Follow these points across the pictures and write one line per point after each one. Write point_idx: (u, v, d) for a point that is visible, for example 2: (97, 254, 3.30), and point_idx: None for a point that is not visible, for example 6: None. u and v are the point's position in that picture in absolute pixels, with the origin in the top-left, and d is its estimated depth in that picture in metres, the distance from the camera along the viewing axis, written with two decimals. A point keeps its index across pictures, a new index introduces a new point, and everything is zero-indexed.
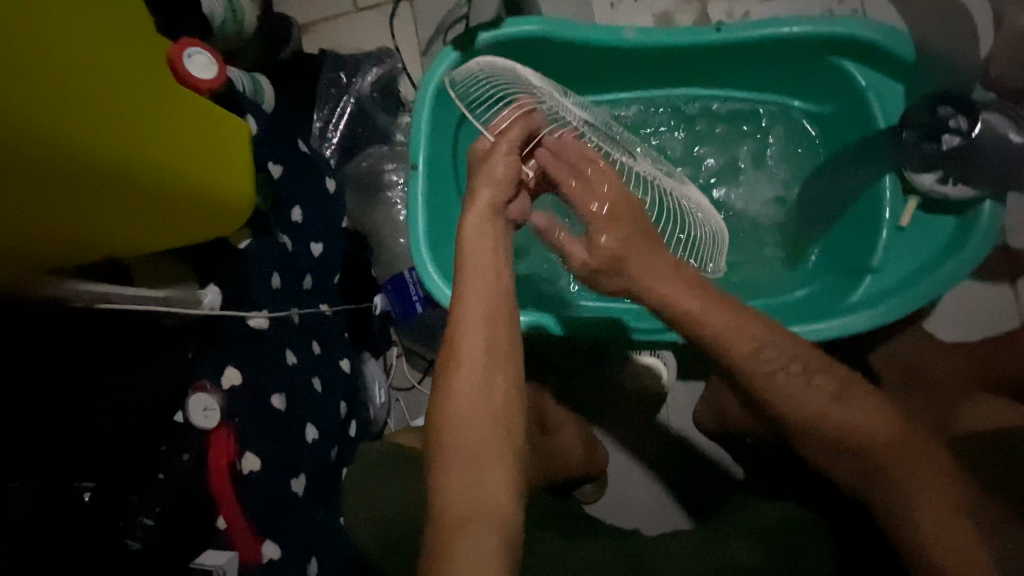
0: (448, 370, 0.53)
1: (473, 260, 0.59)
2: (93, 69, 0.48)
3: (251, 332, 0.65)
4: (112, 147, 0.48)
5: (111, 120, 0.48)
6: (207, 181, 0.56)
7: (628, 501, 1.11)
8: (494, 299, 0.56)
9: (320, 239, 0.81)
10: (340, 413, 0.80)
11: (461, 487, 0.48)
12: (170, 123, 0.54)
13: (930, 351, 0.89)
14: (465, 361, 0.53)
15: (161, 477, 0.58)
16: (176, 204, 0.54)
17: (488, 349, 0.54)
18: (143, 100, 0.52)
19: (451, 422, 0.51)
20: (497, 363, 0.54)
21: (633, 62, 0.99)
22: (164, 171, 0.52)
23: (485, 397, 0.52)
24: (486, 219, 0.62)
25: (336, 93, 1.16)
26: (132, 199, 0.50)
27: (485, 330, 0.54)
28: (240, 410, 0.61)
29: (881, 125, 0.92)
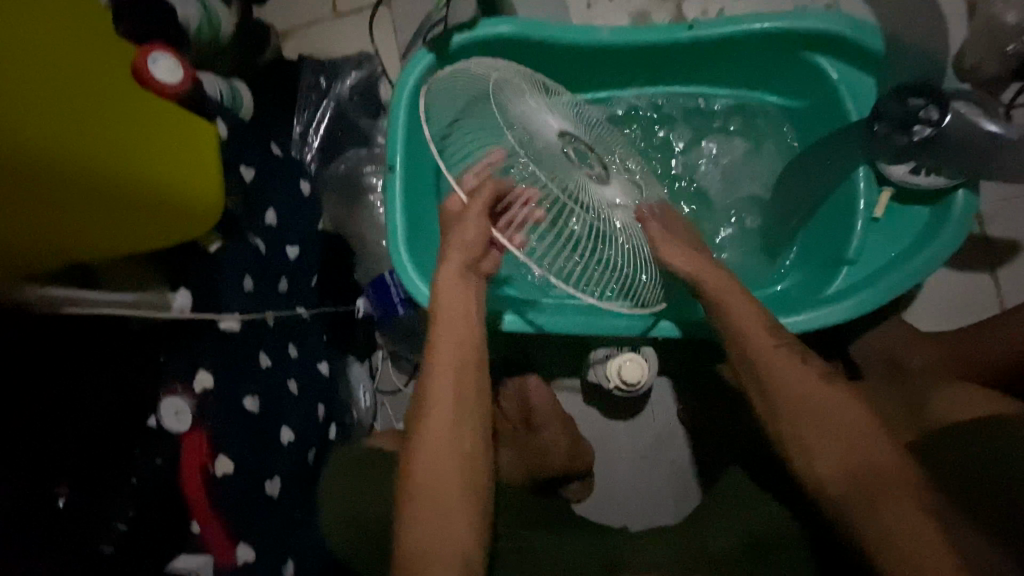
0: (418, 421, 0.57)
1: (446, 310, 0.62)
2: (53, 74, 0.48)
3: (222, 335, 0.66)
4: (80, 150, 0.47)
5: (75, 124, 0.48)
6: (176, 184, 0.56)
7: (615, 499, 1.11)
8: (464, 355, 0.60)
9: (296, 242, 0.81)
10: (317, 415, 0.80)
11: (423, 533, 0.52)
12: (135, 127, 0.54)
13: (908, 341, 0.90)
14: (432, 415, 0.57)
15: (134, 481, 0.56)
16: (147, 206, 0.54)
17: (456, 406, 0.57)
18: (106, 104, 0.52)
19: (422, 469, 0.55)
20: (464, 412, 0.58)
21: (608, 61, 1.00)
22: (132, 174, 0.52)
23: (452, 449, 0.56)
24: (460, 272, 0.63)
25: (316, 97, 1.17)
26: (102, 202, 0.50)
27: (454, 382, 0.58)
28: (212, 414, 0.63)
29: (853, 118, 0.93)
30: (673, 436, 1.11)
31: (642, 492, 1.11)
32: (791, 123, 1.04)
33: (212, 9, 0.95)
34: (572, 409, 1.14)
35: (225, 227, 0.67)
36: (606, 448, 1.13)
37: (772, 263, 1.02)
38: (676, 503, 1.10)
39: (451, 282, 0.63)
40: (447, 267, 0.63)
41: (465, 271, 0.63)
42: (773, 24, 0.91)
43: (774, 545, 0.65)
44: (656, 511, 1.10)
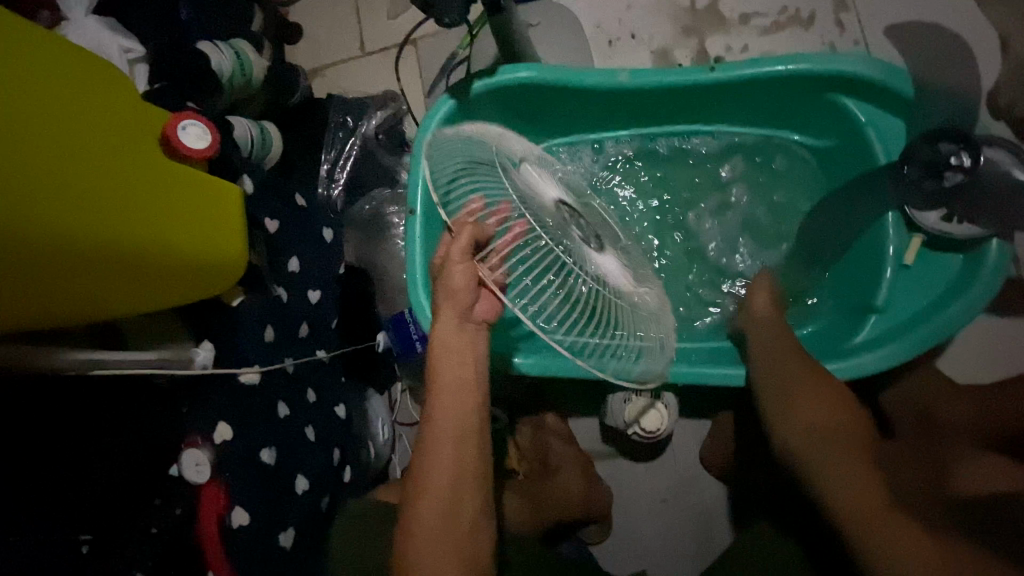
0: (414, 498, 0.56)
1: (450, 362, 0.59)
2: (88, 153, 0.51)
3: (242, 388, 0.67)
4: (107, 225, 0.50)
5: (104, 199, 0.51)
6: (194, 247, 0.59)
7: (634, 545, 1.09)
8: (461, 419, 0.58)
9: (318, 287, 0.84)
10: (333, 460, 0.82)
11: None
12: (161, 195, 0.57)
13: (943, 394, 0.85)
14: (429, 489, 0.56)
15: (153, 532, 0.59)
16: (166, 271, 0.56)
17: (453, 475, 0.56)
18: (135, 175, 0.55)
19: (422, 547, 0.54)
20: (463, 488, 0.57)
21: (627, 103, 1.00)
22: (153, 242, 0.55)
23: (450, 525, 0.55)
24: (454, 327, 0.59)
25: (343, 136, 1.20)
26: (126, 270, 0.52)
27: (454, 453, 0.57)
28: (230, 465, 0.63)
29: (881, 161, 0.90)
30: (695, 481, 1.09)
31: (661, 537, 1.08)
32: (818, 161, 1.01)
33: (246, 57, 0.99)
34: (591, 448, 1.13)
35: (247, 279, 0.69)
36: (625, 492, 1.10)
37: (796, 307, 0.98)
38: (697, 552, 1.07)
39: (448, 336, 0.59)
40: (443, 320, 0.59)
41: (466, 323, 0.59)
42: (797, 66, 0.89)
43: None
44: (677, 561, 1.07)
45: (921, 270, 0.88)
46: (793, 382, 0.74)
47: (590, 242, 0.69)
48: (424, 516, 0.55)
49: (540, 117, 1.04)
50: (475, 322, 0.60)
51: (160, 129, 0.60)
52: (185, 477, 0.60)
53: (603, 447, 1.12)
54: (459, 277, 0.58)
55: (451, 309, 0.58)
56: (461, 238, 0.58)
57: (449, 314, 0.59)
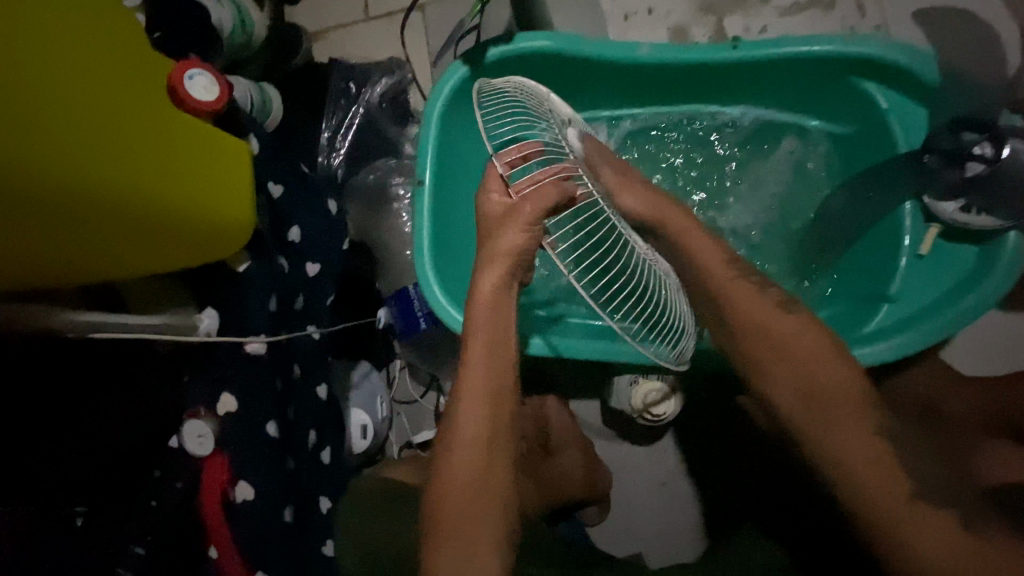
0: (445, 454, 0.56)
1: (487, 325, 0.60)
2: (96, 94, 0.47)
3: (248, 358, 0.61)
4: (113, 174, 0.47)
5: (110, 146, 0.47)
6: (202, 204, 0.55)
7: (630, 527, 1.09)
8: (497, 379, 0.58)
9: (317, 260, 0.80)
10: (310, 443, 0.75)
11: (436, 564, 0.51)
12: (170, 146, 0.53)
13: (950, 386, 0.84)
14: (460, 448, 0.55)
15: (154, 504, 0.58)
16: (173, 227, 0.53)
17: (486, 432, 0.56)
18: (143, 122, 0.51)
19: (450, 499, 0.53)
20: (496, 449, 0.56)
21: (645, 78, 0.97)
22: (161, 195, 0.51)
23: (481, 486, 0.54)
24: (498, 289, 0.60)
25: (345, 103, 1.14)
26: (131, 224, 0.49)
27: (487, 413, 0.57)
28: (235, 438, 0.59)
29: (902, 148, 0.89)
30: (694, 465, 1.08)
31: (657, 521, 1.08)
32: (837, 147, 0.99)
33: (246, 13, 0.94)
34: (591, 431, 1.12)
35: (251, 246, 0.65)
36: (622, 474, 1.10)
37: (807, 293, 0.98)
38: (692, 536, 1.07)
39: (486, 299, 0.60)
40: (483, 280, 0.61)
41: (505, 283, 0.61)
42: (822, 46, 0.87)
43: None
44: (673, 546, 1.07)
45: (936, 261, 0.87)
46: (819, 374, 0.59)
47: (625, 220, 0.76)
48: (456, 479, 0.54)
49: (556, 90, 1.00)
50: (511, 284, 0.62)
51: (165, 79, 0.56)
52: (187, 449, 0.58)
53: (603, 429, 1.11)
54: (518, 242, 0.60)
55: (493, 268, 0.60)
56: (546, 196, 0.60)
57: (489, 276, 0.61)
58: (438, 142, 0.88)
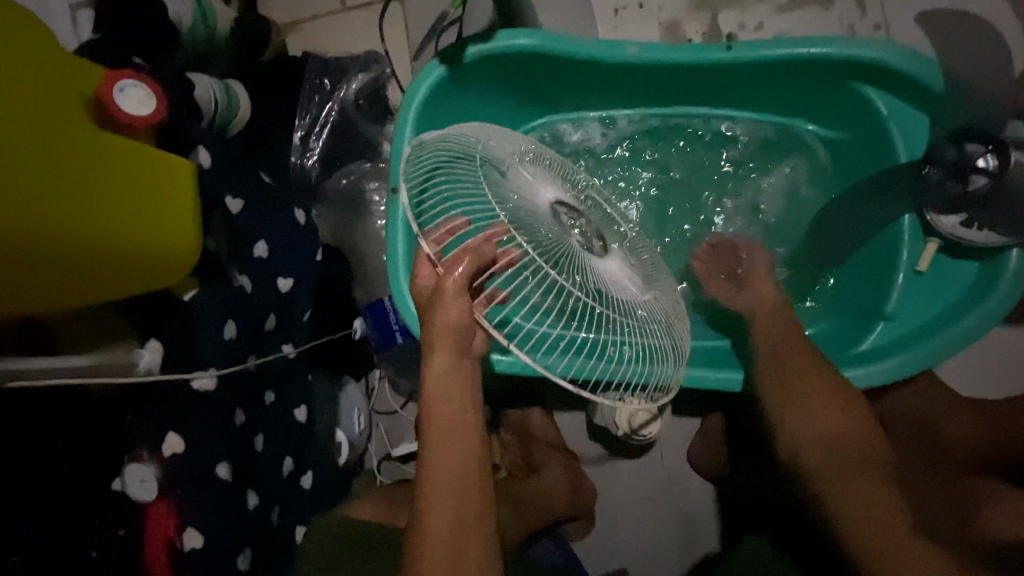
0: (413, 548, 0.49)
1: (440, 406, 0.52)
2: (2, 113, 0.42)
3: (195, 395, 0.57)
4: (23, 204, 0.42)
5: (18, 172, 0.42)
6: (138, 231, 0.50)
7: (616, 542, 1.06)
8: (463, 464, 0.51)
9: (291, 275, 0.75)
10: (284, 471, 0.71)
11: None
12: (97, 168, 0.48)
13: (946, 408, 0.81)
14: (428, 541, 0.48)
15: (94, 555, 0.53)
16: (103, 259, 0.48)
17: (454, 523, 0.49)
18: (61, 142, 0.46)
19: None
20: (464, 542, 0.49)
21: (635, 79, 0.91)
22: (86, 225, 0.46)
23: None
24: (452, 359, 0.53)
25: (319, 99, 1.08)
26: (52, 260, 0.44)
27: (454, 503, 0.50)
28: (184, 480, 0.55)
29: (902, 159, 0.85)
30: (679, 480, 1.05)
31: (642, 536, 1.05)
32: (833, 154, 0.95)
33: (208, 5, 0.87)
34: (576, 444, 1.08)
35: (204, 270, 0.60)
36: (608, 489, 1.07)
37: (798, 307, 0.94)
38: (677, 551, 1.04)
39: (443, 373, 0.53)
40: (438, 352, 0.52)
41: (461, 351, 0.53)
42: (821, 49, 0.82)
43: None
44: (658, 561, 1.04)
45: (934, 278, 0.83)
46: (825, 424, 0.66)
47: (592, 246, 0.62)
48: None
49: (541, 90, 0.95)
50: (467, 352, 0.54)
51: (92, 89, 0.50)
52: (130, 493, 0.53)
53: (589, 444, 1.08)
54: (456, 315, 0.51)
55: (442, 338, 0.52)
56: (462, 268, 0.50)
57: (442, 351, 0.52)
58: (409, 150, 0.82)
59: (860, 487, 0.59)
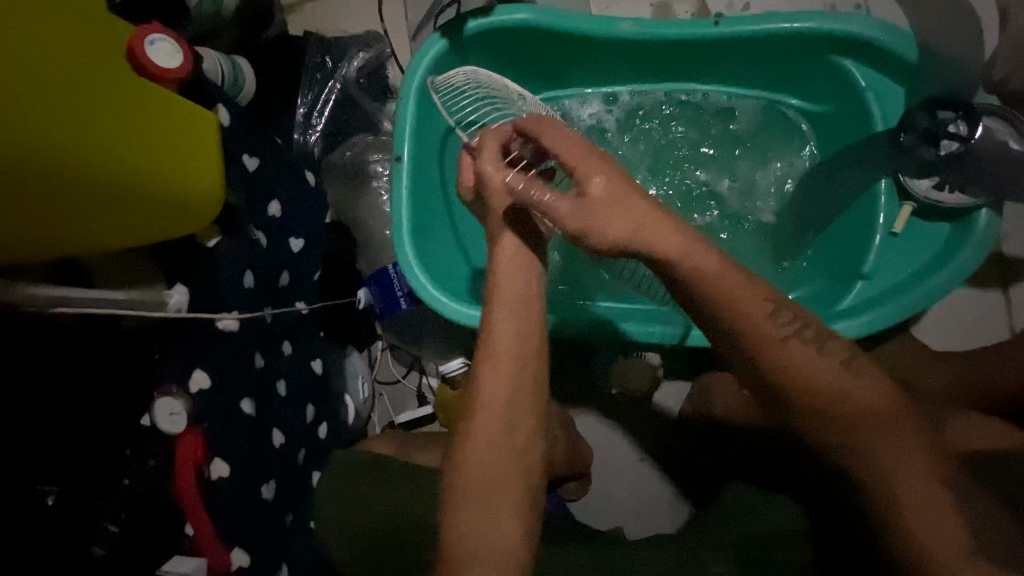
0: (470, 411, 0.53)
1: (505, 280, 0.57)
2: (46, 61, 0.46)
3: (218, 334, 0.62)
4: (69, 143, 0.45)
5: (64, 113, 0.46)
6: (167, 177, 0.54)
7: (610, 501, 1.10)
8: (523, 339, 0.54)
9: (302, 235, 0.79)
10: (308, 417, 0.77)
11: (461, 533, 0.49)
12: (130, 117, 0.51)
13: (922, 361, 0.86)
14: (484, 404, 0.52)
15: (125, 482, 0.57)
16: (137, 201, 0.51)
17: (510, 390, 0.53)
18: (97, 91, 0.49)
19: (473, 459, 0.51)
20: (517, 407, 0.53)
21: (627, 54, 0.96)
22: (123, 167, 0.50)
23: (507, 442, 0.51)
24: (519, 242, 0.58)
25: (321, 76, 1.12)
26: (94, 198, 0.48)
27: (512, 371, 0.53)
28: (211, 414, 0.59)
29: (879, 127, 0.90)
30: (671, 440, 1.10)
31: (635, 495, 1.10)
32: (814, 126, 1.00)
33: None
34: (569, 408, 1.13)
35: (225, 220, 0.64)
36: (605, 450, 1.12)
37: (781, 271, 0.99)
38: (669, 509, 1.09)
39: (512, 257, 0.58)
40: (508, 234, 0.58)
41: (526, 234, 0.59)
42: (802, 24, 0.87)
43: None
44: (651, 518, 1.09)
45: (909, 238, 0.88)
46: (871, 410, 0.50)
47: None
48: (487, 431, 0.51)
49: (541, 64, 0.98)
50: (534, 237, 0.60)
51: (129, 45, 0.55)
52: (159, 427, 0.57)
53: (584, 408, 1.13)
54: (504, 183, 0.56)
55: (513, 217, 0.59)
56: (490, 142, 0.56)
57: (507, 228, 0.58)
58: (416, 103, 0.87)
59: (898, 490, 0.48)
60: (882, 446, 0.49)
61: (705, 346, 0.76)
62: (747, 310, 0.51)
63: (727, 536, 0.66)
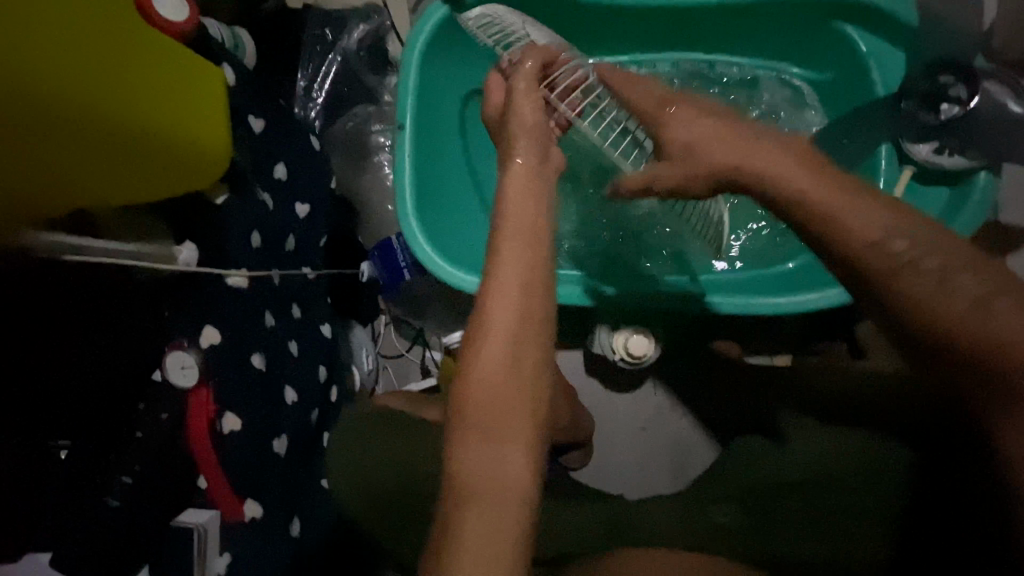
0: (474, 340, 0.48)
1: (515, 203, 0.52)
2: (67, 10, 0.47)
3: (230, 290, 0.63)
4: (85, 92, 0.47)
5: (81, 62, 0.47)
6: (179, 129, 0.55)
7: (614, 469, 1.09)
8: (533, 267, 0.49)
9: (307, 201, 0.80)
10: (319, 377, 0.79)
11: (466, 464, 0.44)
12: (140, 69, 0.53)
13: None
14: (490, 330, 0.47)
15: (138, 435, 0.57)
16: (152, 153, 0.53)
17: (519, 315, 0.48)
18: (111, 41, 0.50)
19: (476, 390, 0.46)
20: (527, 334, 0.47)
21: (629, 22, 0.96)
22: (138, 118, 0.51)
23: (514, 371, 0.46)
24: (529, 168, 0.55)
25: (320, 49, 1.10)
26: (109, 148, 0.50)
27: (521, 294, 0.48)
28: (219, 371, 0.60)
29: (880, 93, 0.90)
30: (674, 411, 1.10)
31: (639, 465, 1.09)
32: (815, 95, 1.00)
33: None
34: (568, 370, 1.10)
35: (231, 178, 0.64)
36: (606, 423, 1.09)
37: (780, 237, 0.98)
38: (671, 476, 1.07)
39: (521, 181, 0.54)
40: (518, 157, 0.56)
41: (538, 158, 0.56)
42: None
43: (769, 508, 0.66)
44: (652, 483, 1.08)
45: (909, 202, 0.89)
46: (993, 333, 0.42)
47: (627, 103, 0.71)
48: (493, 359, 0.46)
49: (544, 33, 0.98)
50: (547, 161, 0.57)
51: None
52: (171, 380, 0.57)
53: (587, 381, 1.10)
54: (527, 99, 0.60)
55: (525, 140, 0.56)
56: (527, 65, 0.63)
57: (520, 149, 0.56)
58: (424, 63, 0.87)
59: (995, 431, 0.44)
60: (972, 387, 0.43)
61: (732, 310, 0.78)
62: (833, 234, 0.46)
63: (735, 483, 0.68)
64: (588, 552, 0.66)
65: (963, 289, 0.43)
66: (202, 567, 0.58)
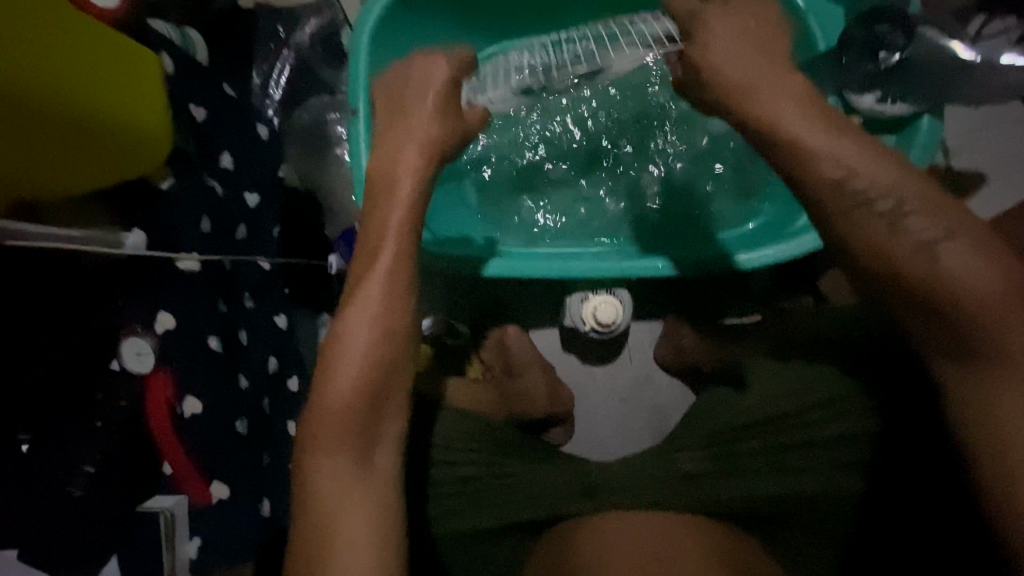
0: (326, 373, 0.47)
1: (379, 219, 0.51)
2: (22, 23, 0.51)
3: (180, 273, 0.66)
4: (50, 99, 0.53)
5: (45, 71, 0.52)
6: (131, 127, 0.60)
7: (597, 437, 1.08)
8: (388, 294, 0.48)
9: (255, 189, 0.80)
10: (269, 367, 0.77)
11: (320, 495, 0.46)
12: (93, 72, 0.57)
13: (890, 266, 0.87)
14: (346, 355, 0.47)
15: (99, 424, 0.59)
16: (106, 149, 0.58)
17: (374, 340, 0.47)
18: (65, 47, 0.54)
19: (324, 422, 0.46)
20: (384, 366, 0.48)
21: None
22: (96, 119, 0.57)
23: (370, 395, 0.47)
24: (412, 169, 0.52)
25: (274, 48, 0.86)
26: (68, 148, 0.56)
27: (380, 325, 0.48)
28: (175, 356, 0.65)
29: (821, 48, 0.89)
30: (650, 378, 1.09)
31: (621, 433, 1.08)
32: None
33: None
34: (543, 343, 1.09)
35: (177, 165, 0.69)
36: (584, 395, 1.09)
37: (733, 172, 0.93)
38: (651, 436, 1.08)
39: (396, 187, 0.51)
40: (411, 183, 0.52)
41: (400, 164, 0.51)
42: None
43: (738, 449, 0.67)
44: (633, 446, 1.08)
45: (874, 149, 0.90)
46: (923, 247, 0.42)
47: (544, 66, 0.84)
48: (342, 388, 0.46)
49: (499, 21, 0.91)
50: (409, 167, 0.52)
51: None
52: (127, 367, 0.61)
53: (564, 356, 1.09)
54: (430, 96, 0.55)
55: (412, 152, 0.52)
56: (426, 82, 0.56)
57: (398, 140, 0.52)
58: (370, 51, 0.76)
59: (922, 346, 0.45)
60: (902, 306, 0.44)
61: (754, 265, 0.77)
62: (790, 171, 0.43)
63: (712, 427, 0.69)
64: (560, 514, 0.67)
65: (902, 207, 0.43)
66: (173, 548, 0.63)
